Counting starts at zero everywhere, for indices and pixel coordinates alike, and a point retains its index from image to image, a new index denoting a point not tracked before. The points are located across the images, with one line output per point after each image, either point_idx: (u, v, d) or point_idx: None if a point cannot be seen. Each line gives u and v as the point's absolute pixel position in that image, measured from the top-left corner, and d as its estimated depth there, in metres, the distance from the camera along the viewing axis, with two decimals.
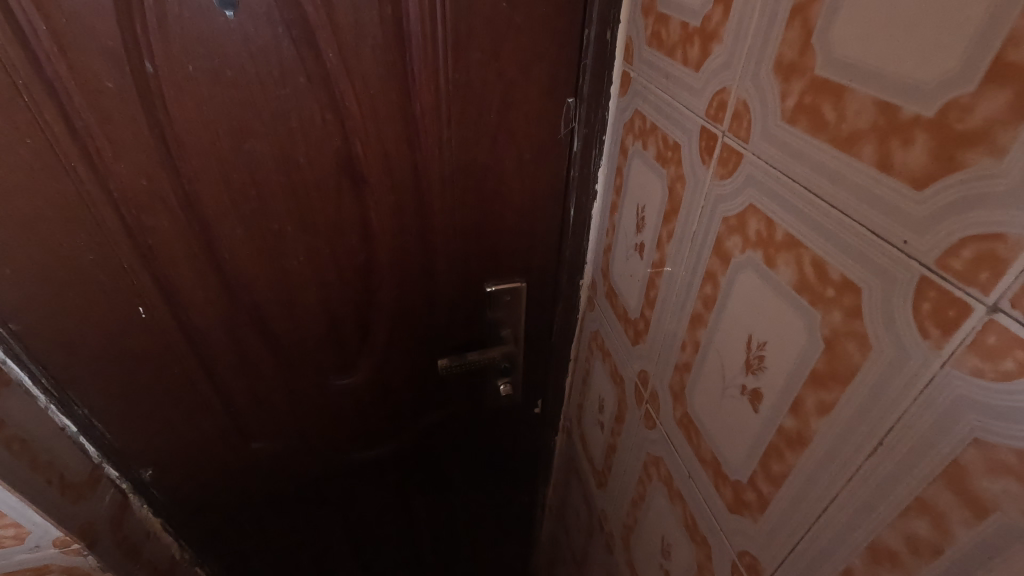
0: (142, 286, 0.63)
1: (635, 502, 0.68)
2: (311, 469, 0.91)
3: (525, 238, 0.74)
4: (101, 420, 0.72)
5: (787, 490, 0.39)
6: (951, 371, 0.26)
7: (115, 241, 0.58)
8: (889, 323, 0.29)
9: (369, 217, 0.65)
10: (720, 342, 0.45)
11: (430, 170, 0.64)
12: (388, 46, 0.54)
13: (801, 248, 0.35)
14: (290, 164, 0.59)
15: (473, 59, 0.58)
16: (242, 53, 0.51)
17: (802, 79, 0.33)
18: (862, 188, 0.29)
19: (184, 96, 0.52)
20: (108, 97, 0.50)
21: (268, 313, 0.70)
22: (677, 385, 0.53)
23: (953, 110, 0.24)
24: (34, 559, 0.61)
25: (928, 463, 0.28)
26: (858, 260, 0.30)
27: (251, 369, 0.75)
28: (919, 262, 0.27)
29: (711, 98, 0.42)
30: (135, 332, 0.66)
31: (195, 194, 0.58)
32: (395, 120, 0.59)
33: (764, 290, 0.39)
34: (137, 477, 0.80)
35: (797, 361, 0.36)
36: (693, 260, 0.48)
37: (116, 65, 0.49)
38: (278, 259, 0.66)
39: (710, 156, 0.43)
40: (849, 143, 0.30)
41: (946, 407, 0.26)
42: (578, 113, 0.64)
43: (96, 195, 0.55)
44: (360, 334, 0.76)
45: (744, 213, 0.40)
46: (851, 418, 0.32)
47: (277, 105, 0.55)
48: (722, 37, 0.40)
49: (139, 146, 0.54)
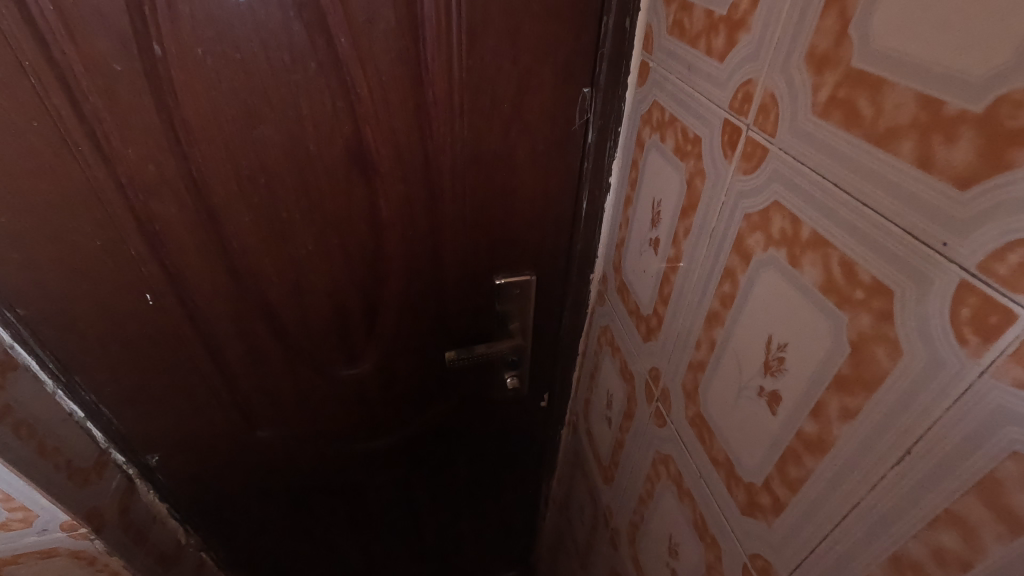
0: (149, 272, 0.62)
1: (643, 499, 0.68)
2: (315, 458, 0.92)
3: (536, 229, 0.73)
4: (108, 406, 0.73)
5: (804, 495, 0.38)
6: (990, 381, 0.25)
7: (123, 228, 0.58)
8: (923, 328, 0.28)
9: (378, 206, 0.64)
10: (737, 343, 0.44)
11: (442, 160, 0.63)
12: (400, 31, 0.53)
13: (829, 247, 0.33)
14: (300, 151, 0.58)
15: (488, 46, 0.56)
16: (252, 37, 0.50)
17: (837, 71, 0.31)
18: (899, 188, 0.28)
19: (193, 80, 0.51)
20: (116, 81, 0.49)
21: (275, 301, 0.69)
22: (690, 383, 0.52)
23: (1004, 106, 0.23)
24: (42, 542, 0.61)
25: (961, 476, 0.27)
26: (890, 262, 0.29)
27: (257, 357, 0.75)
28: (960, 266, 0.26)
29: (736, 90, 0.41)
30: (142, 319, 0.66)
31: (203, 180, 0.57)
32: (407, 108, 0.58)
33: (786, 289, 0.37)
34: (144, 462, 0.80)
35: (819, 363, 0.35)
36: (711, 257, 0.46)
37: (124, 48, 0.48)
38: (286, 247, 0.65)
39: (732, 150, 0.42)
40: (886, 139, 0.29)
41: (983, 418, 0.25)
42: (594, 104, 0.63)
43: (103, 180, 0.55)
44: (367, 325, 0.76)
45: (767, 210, 0.39)
46: (877, 426, 0.31)
47: (287, 91, 0.54)
48: (750, 26, 0.39)
49: (147, 131, 0.53)
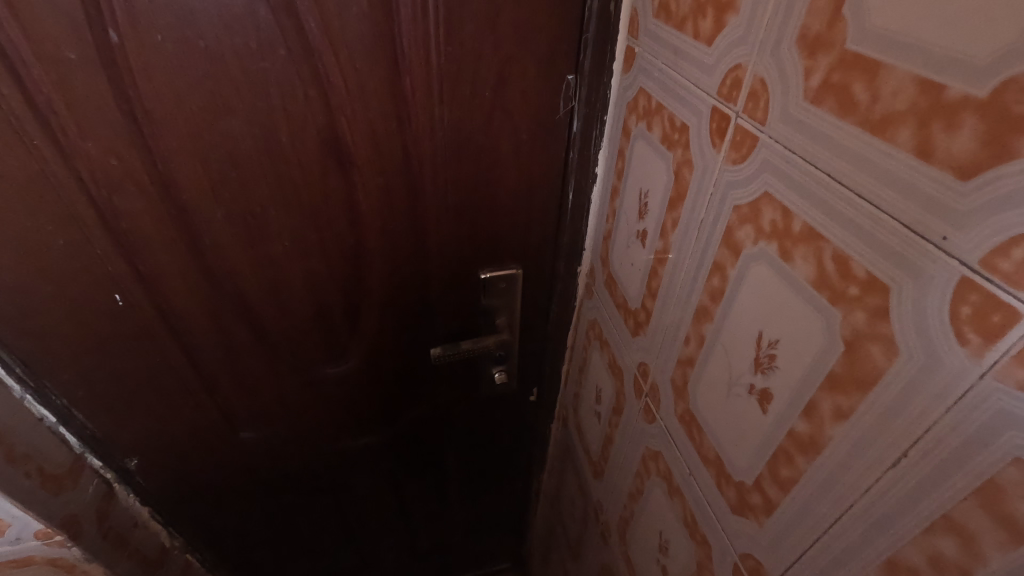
0: (117, 271, 0.60)
1: (633, 495, 0.67)
2: (300, 457, 0.90)
3: (521, 221, 0.71)
4: (82, 410, 0.70)
5: (796, 495, 0.37)
6: (991, 384, 0.24)
7: (86, 226, 0.55)
8: (920, 325, 0.26)
9: (356, 199, 0.62)
10: (728, 339, 0.42)
11: (422, 151, 0.60)
12: (374, 16, 0.50)
13: (821, 241, 0.32)
14: (271, 143, 0.55)
15: (467, 31, 0.54)
16: (215, 22, 0.47)
17: (830, 54, 0.30)
18: (896, 178, 0.26)
19: (153, 70, 0.48)
20: (70, 70, 0.46)
21: (253, 299, 0.67)
22: (678, 379, 0.51)
23: (1011, 90, 0.21)
24: (16, 551, 0.59)
25: (959, 481, 0.25)
26: (886, 256, 0.28)
27: (236, 356, 0.72)
28: (960, 262, 0.24)
29: (724, 76, 0.39)
30: (112, 320, 0.63)
31: (170, 174, 0.54)
32: (383, 96, 0.55)
33: (777, 285, 0.36)
34: (122, 466, 0.78)
35: (811, 363, 0.34)
36: (700, 249, 0.45)
37: (78, 35, 0.45)
38: (261, 243, 0.62)
39: (721, 139, 0.40)
40: (882, 126, 0.27)
41: (983, 422, 0.24)
42: (578, 92, 0.61)
43: (62, 176, 0.52)
44: (349, 322, 0.74)
45: (757, 201, 0.37)
46: (872, 428, 0.30)
47: (255, 80, 0.51)
48: (738, 8, 0.37)
49: (108, 124, 0.50)
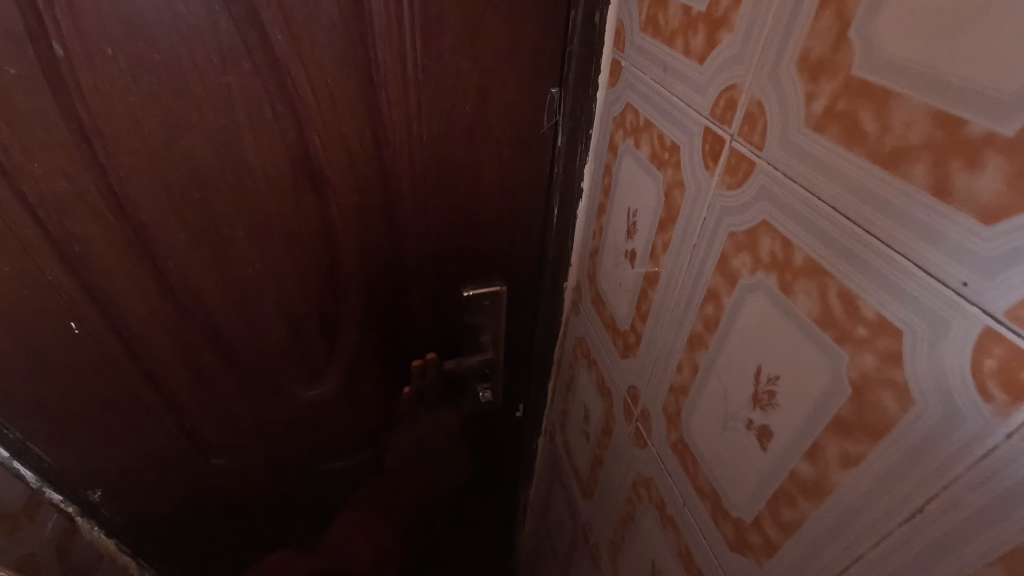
0: (71, 298, 0.55)
1: (624, 519, 0.65)
2: (277, 482, 0.86)
3: (504, 237, 0.68)
4: (36, 442, 0.65)
5: (799, 539, 0.35)
6: (1020, 445, 0.22)
7: (35, 251, 0.51)
8: (938, 375, 0.25)
9: (330, 218, 0.59)
10: (723, 370, 0.40)
11: (399, 167, 0.57)
12: (345, 28, 0.47)
13: (826, 276, 0.30)
14: (237, 160, 0.52)
15: (445, 44, 0.51)
16: (172, 34, 0.43)
17: (835, 80, 0.28)
18: (909, 217, 0.25)
19: (105, 85, 0.44)
20: (11, 86, 0.42)
21: (221, 323, 0.63)
22: (671, 406, 0.49)
23: None
24: None
25: (983, 544, 0.24)
26: (898, 299, 0.26)
27: (205, 382, 0.68)
28: (983, 311, 0.22)
29: (717, 96, 0.37)
30: (67, 349, 0.59)
31: (126, 195, 0.51)
32: (357, 111, 0.52)
33: (776, 318, 0.34)
34: (84, 499, 0.72)
35: (815, 404, 0.32)
36: (693, 274, 0.43)
37: (17, 48, 0.41)
38: (229, 264, 0.59)
39: (714, 161, 0.38)
40: (894, 160, 0.25)
41: (1011, 484, 0.22)
42: (562, 105, 0.59)
43: (6, 199, 0.47)
44: (326, 343, 0.70)
45: (755, 230, 0.35)
46: (884, 478, 0.28)
47: (218, 95, 0.47)
48: (732, 25, 0.35)
49: (56, 143, 0.46)
